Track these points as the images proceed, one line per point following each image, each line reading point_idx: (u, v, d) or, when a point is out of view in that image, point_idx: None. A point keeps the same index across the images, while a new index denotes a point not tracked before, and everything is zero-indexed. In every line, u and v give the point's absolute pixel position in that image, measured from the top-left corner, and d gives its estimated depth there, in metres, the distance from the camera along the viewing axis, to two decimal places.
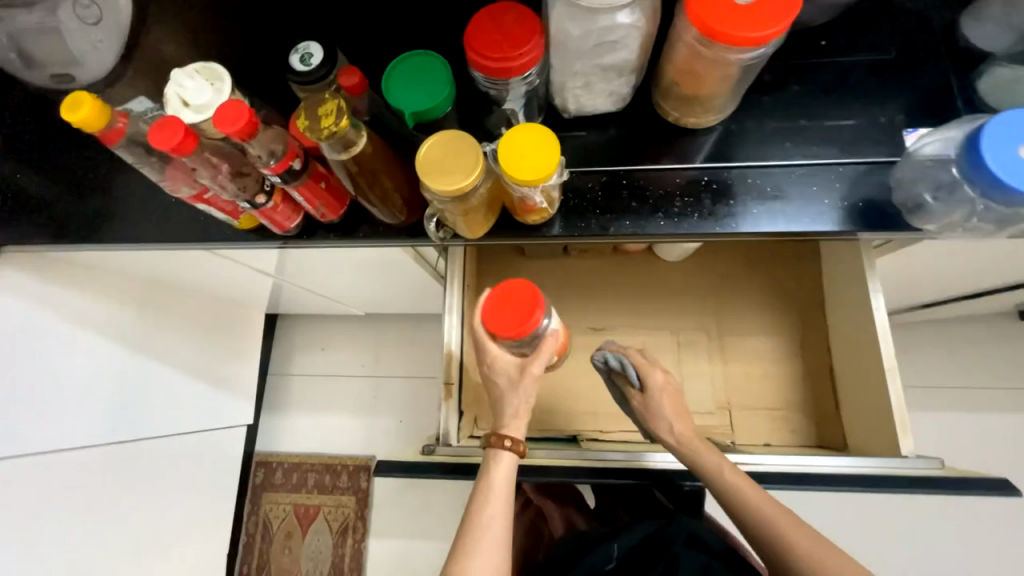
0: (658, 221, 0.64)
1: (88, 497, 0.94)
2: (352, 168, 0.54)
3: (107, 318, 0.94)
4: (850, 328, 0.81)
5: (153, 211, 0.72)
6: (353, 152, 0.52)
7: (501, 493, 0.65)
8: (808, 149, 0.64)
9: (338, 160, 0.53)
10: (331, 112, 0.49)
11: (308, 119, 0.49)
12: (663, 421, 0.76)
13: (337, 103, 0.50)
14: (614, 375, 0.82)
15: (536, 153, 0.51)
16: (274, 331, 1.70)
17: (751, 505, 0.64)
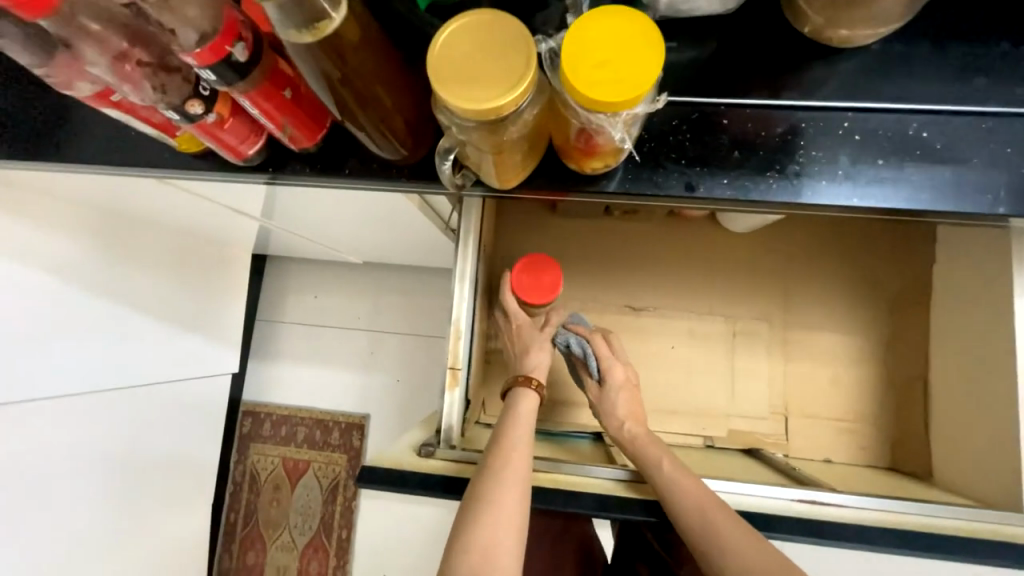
0: (767, 182, 0.45)
1: (41, 455, 0.83)
2: (330, 71, 0.35)
3: (48, 254, 0.78)
4: (966, 335, 0.64)
5: (67, 120, 0.53)
6: (323, 34, 0.32)
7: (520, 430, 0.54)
8: (1006, 91, 0.43)
9: (304, 51, 0.33)
10: None
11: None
12: (615, 416, 0.64)
13: None
14: (570, 361, 0.70)
15: (623, 61, 0.31)
16: (263, 273, 1.54)
17: (712, 528, 0.47)
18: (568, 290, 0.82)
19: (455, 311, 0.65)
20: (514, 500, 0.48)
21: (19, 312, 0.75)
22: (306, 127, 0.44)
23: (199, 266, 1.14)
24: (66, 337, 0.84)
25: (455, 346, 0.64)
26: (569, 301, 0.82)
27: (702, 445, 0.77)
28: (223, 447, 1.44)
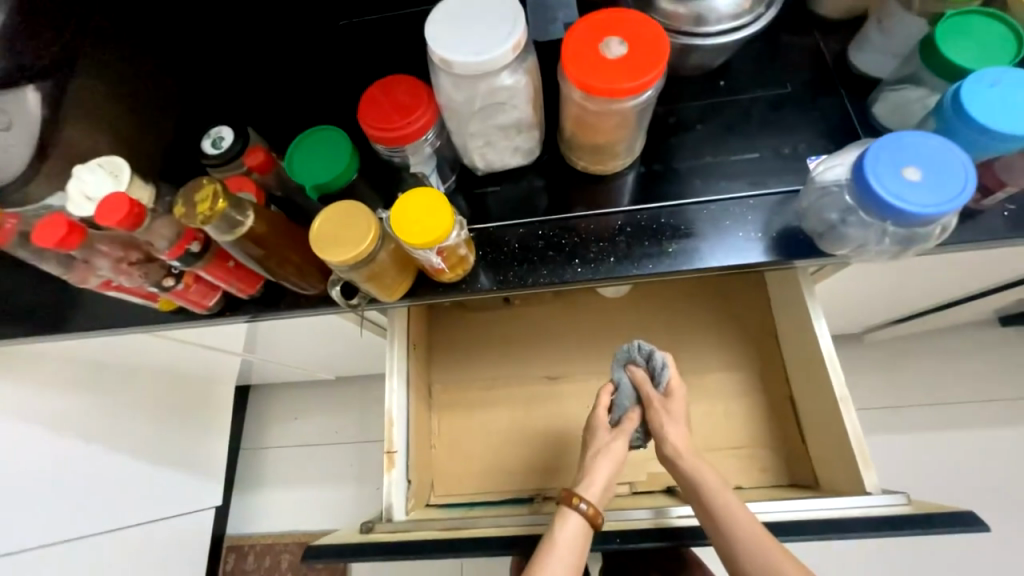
0: (575, 268, 0.63)
1: None
2: (258, 252, 0.54)
3: (55, 410, 0.94)
4: (801, 355, 0.79)
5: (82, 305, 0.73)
6: (240, 233, 0.51)
7: None
8: (716, 185, 0.65)
9: (231, 242, 0.52)
10: (207, 198, 0.48)
11: (184, 204, 0.49)
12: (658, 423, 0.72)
13: (213, 187, 0.49)
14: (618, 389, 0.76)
15: (428, 216, 0.51)
16: (247, 403, 1.65)
17: None
18: (494, 371, 0.97)
19: (387, 402, 0.79)
20: None
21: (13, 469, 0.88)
22: (249, 278, 0.62)
23: (189, 402, 1.27)
24: (42, 494, 0.92)
25: (387, 432, 0.77)
26: (496, 380, 0.96)
27: (628, 492, 0.86)
28: None
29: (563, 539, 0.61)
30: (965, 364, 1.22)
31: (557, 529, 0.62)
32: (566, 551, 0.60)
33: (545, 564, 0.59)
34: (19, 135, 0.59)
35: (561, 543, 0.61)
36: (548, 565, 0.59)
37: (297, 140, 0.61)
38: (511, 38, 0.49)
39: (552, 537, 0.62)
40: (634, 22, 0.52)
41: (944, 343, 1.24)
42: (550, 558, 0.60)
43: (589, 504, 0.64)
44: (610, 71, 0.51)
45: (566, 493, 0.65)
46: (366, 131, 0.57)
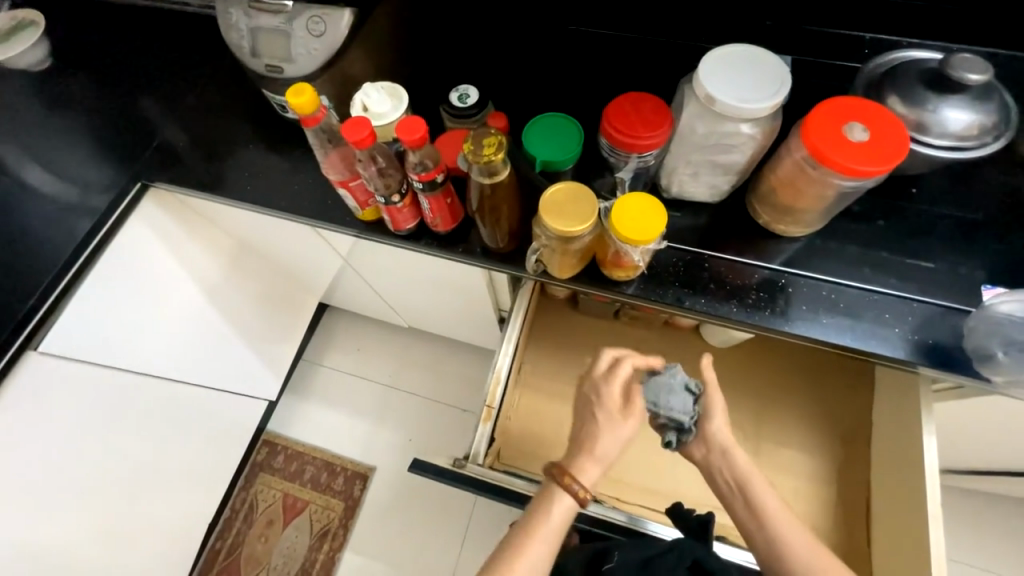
0: (731, 307, 0.69)
1: (117, 420, 1.00)
2: (487, 192, 0.62)
3: (200, 264, 1.08)
4: (893, 464, 0.81)
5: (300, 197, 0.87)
6: (495, 179, 0.60)
7: (530, 555, 0.62)
8: (885, 280, 0.69)
9: (478, 182, 0.61)
10: (494, 145, 0.57)
11: (473, 143, 0.58)
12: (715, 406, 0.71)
13: (498, 139, 0.58)
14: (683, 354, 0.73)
15: (644, 218, 0.58)
16: (320, 320, 1.77)
17: None
18: (583, 371, 1.02)
19: (497, 362, 0.89)
20: None
21: (160, 301, 1.02)
22: (448, 217, 0.71)
23: (285, 300, 1.38)
24: (168, 331, 1.06)
25: (492, 388, 0.86)
26: (583, 380, 1.02)
27: None
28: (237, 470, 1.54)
29: (550, 520, 0.65)
30: None
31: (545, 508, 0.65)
32: (550, 531, 0.64)
33: (525, 542, 0.63)
34: (325, 44, 0.69)
35: (544, 523, 0.64)
36: (527, 542, 0.63)
37: (535, 118, 0.69)
38: (775, 98, 0.56)
39: (534, 520, 0.65)
40: (882, 119, 0.58)
41: None
42: (534, 535, 0.63)
43: (580, 489, 0.65)
44: (845, 150, 0.57)
45: (560, 474, 0.66)
46: (604, 130, 0.64)
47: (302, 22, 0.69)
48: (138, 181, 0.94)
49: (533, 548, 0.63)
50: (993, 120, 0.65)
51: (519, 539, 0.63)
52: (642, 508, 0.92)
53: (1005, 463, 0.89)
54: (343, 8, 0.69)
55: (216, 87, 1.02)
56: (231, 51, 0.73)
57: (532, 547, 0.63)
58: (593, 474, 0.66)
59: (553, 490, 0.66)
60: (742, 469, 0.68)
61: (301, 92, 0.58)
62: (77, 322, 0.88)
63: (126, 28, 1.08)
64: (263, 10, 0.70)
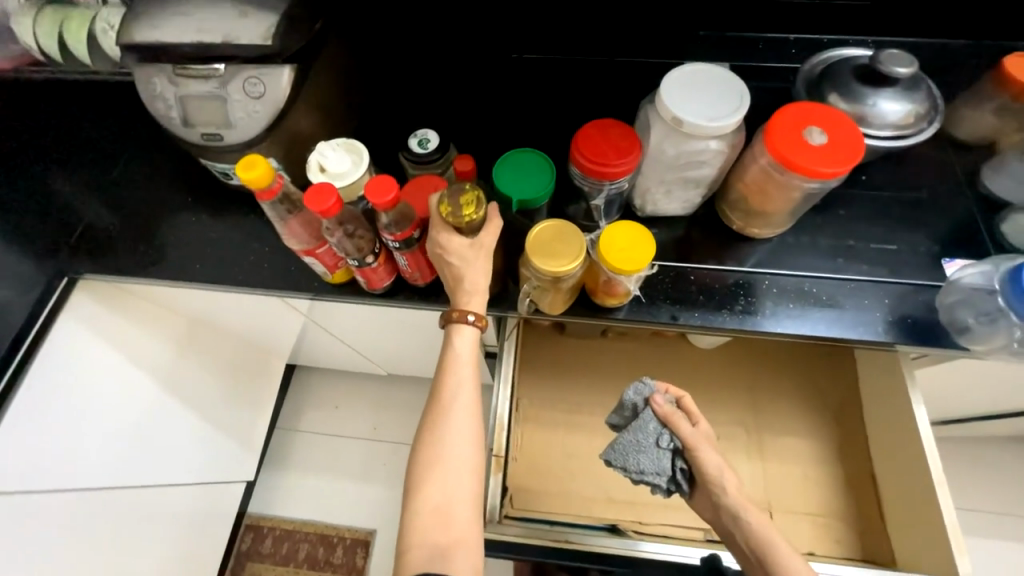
0: (723, 316, 0.70)
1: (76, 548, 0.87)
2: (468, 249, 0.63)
3: (150, 354, 0.97)
4: (889, 437, 0.84)
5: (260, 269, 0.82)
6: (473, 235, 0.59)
7: (456, 387, 0.59)
8: (857, 267, 0.72)
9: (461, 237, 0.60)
10: (472, 202, 0.55)
11: (451, 205, 0.56)
12: (713, 463, 0.66)
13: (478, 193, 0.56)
14: (649, 400, 0.69)
15: (633, 246, 0.57)
16: (289, 383, 1.65)
17: None
18: (581, 396, 1.00)
19: (496, 406, 0.85)
20: (456, 459, 0.57)
21: (108, 403, 0.91)
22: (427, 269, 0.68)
23: (249, 371, 1.27)
24: (120, 435, 0.94)
25: (497, 435, 0.82)
26: (583, 405, 0.99)
27: (702, 538, 0.89)
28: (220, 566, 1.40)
29: (459, 354, 0.60)
30: None
31: (452, 347, 0.60)
32: (465, 362, 0.60)
33: (445, 389, 0.59)
34: (267, 105, 0.64)
35: (456, 356, 0.60)
36: (450, 375, 0.59)
37: (502, 156, 0.68)
38: (738, 113, 0.57)
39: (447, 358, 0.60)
40: (836, 121, 0.60)
41: None
42: (455, 369, 0.59)
43: (478, 316, 0.60)
44: (803, 150, 0.59)
45: (452, 311, 0.59)
46: (575, 160, 0.64)
47: (237, 85, 0.64)
48: (64, 276, 0.83)
49: (457, 385, 0.59)
50: (924, 107, 0.69)
51: (440, 382, 0.59)
52: (663, 526, 0.91)
53: (978, 412, 0.95)
54: (282, 66, 0.64)
55: (141, 159, 0.93)
56: (159, 124, 0.66)
57: (457, 385, 0.59)
58: (484, 295, 0.61)
59: (451, 328, 0.60)
60: (756, 529, 0.62)
61: (253, 165, 0.53)
62: (16, 449, 0.76)
63: (23, 105, 0.96)
64: (190, 76, 0.64)
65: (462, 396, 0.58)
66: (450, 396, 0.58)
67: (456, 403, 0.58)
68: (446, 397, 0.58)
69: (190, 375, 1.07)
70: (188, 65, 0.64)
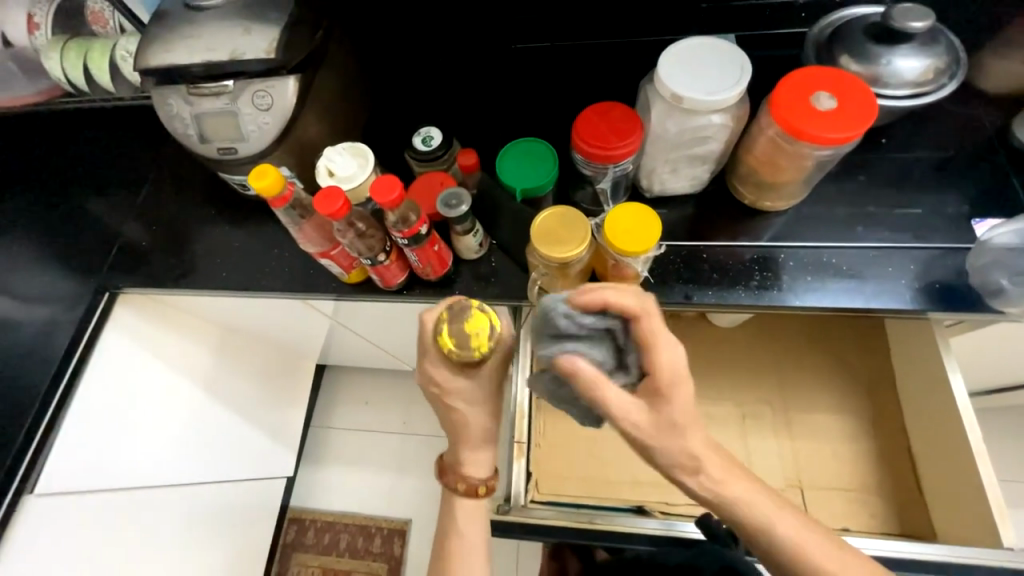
0: (738, 293, 0.69)
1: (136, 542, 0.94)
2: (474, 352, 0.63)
3: (190, 359, 1.03)
4: (924, 407, 0.81)
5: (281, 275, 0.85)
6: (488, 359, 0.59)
7: (464, 548, 0.65)
8: (878, 234, 0.69)
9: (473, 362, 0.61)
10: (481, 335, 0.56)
11: (457, 339, 0.56)
12: (653, 432, 0.49)
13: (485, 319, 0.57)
14: (567, 359, 0.47)
15: (638, 228, 0.57)
16: (320, 382, 1.72)
17: None
18: None
19: (516, 395, 0.86)
20: None
21: (155, 408, 0.97)
22: (438, 263, 0.69)
23: (282, 372, 1.33)
24: (168, 436, 1.00)
25: (518, 424, 0.84)
26: None
27: None
28: (268, 556, 1.48)
29: (464, 519, 0.66)
30: None
31: (458, 508, 0.66)
32: (472, 525, 0.66)
33: (456, 547, 0.65)
34: (275, 116, 0.67)
35: (462, 525, 0.66)
36: (459, 538, 0.65)
37: (505, 147, 0.68)
38: (739, 85, 0.56)
39: (452, 527, 0.66)
40: (845, 83, 0.58)
41: None
42: (462, 535, 0.65)
43: (481, 485, 0.66)
44: (810, 117, 0.57)
45: (456, 482, 0.66)
46: (576, 146, 0.64)
47: (246, 99, 0.66)
48: (105, 291, 0.89)
49: (464, 544, 0.65)
50: (945, 61, 0.66)
51: (447, 545, 0.65)
52: (690, 506, 0.90)
53: (1022, 380, 0.91)
54: (287, 76, 0.66)
55: (167, 177, 0.99)
56: (178, 142, 0.70)
57: (463, 543, 0.65)
58: (483, 455, 0.67)
59: (454, 498, 0.67)
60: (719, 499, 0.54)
61: (265, 174, 0.55)
62: (75, 453, 0.83)
63: (58, 134, 1.03)
64: (203, 93, 0.67)
65: (472, 557, 0.65)
66: (459, 555, 0.64)
67: (465, 565, 0.64)
68: (456, 553, 0.64)
69: (227, 379, 1.14)
70: (200, 83, 0.67)
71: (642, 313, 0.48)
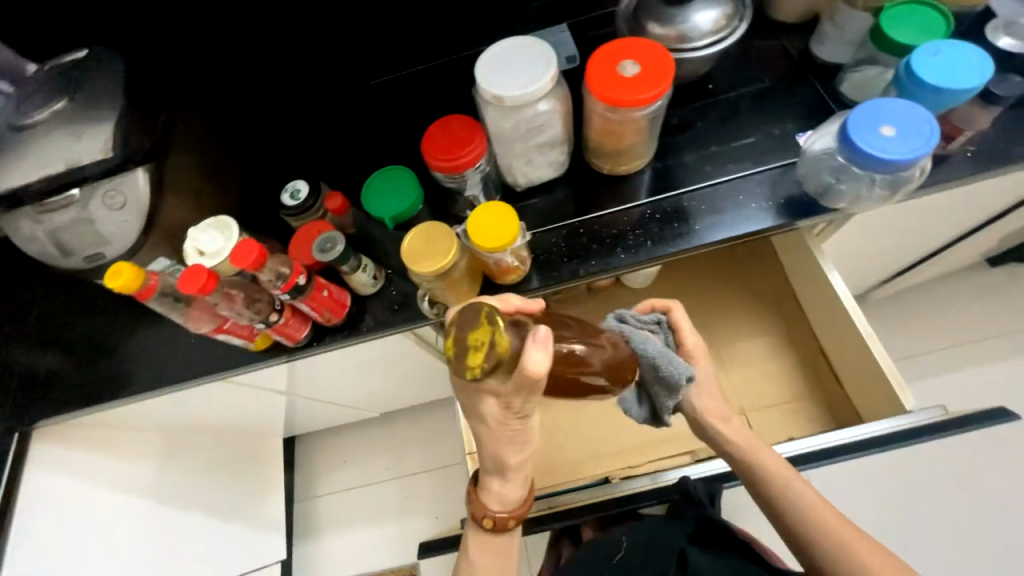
0: (618, 256, 0.73)
1: None
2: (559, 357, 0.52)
3: (133, 473, 0.99)
4: (821, 309, 0.88)
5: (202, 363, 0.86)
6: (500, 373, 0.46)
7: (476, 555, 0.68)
8: (724, 169, 0.76)
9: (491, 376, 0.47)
10: (479, 350, 0.44)
11: (455, 344, 0.45)
12: (697, 396, 0.70)
13: (488, 332, 0.44)
14: (648, 322, 0.69)
15: (496, 224, 0.61)
16: (294, 455, 1.67)
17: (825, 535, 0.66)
18: None
19: (460, 408, 0.86)
20: None
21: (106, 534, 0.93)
22: (336, 306, 0.71)
23: (243, 457, 1.29)
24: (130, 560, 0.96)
25: (466, 435, 0.84)
26: None
27: (690, 460, 0.93)
28: None
29: (484, 536, 0.68)
30: (990, 300, 1.26)
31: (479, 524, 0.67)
32: (491, 542, 0.68)
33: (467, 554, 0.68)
34: (130, 210, 0.67)
35: (482, 540, 0.68)
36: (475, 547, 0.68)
37: (367, 181, 0.71)
38: (548, 72, 0.61)
39: (472, 550, 0.68)
40: (641, 47, 0.64)
41: (966, 285, 1.28)
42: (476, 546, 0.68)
43: (500, 509, 0.66)
44: (620, 85, 0.63)
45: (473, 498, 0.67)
46: (428, 164, 0.67)
47: (97, 202, 0.66)
48: (17, 432, 0.86)
49: (476, 553, 0.68)
50: (731, 7, 0.74)
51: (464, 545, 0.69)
52: (651, 462, 0.94)
53: (903, 260, 0.99)
54: (134, 169, 0.67)
55: (57, 298, 0.96)
56: (41, 261, 0.69)
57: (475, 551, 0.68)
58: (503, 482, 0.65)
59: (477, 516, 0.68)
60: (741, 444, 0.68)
61: (121, 271, 0.55)
62: None
63: None
64: (51, 208, 0.66)
65: (483, 561, 0.68)
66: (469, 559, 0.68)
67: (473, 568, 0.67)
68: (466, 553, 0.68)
69: (183, 481, 1.09)
70: (46, 199, 0.66)
71: (673, 307, 0.71)
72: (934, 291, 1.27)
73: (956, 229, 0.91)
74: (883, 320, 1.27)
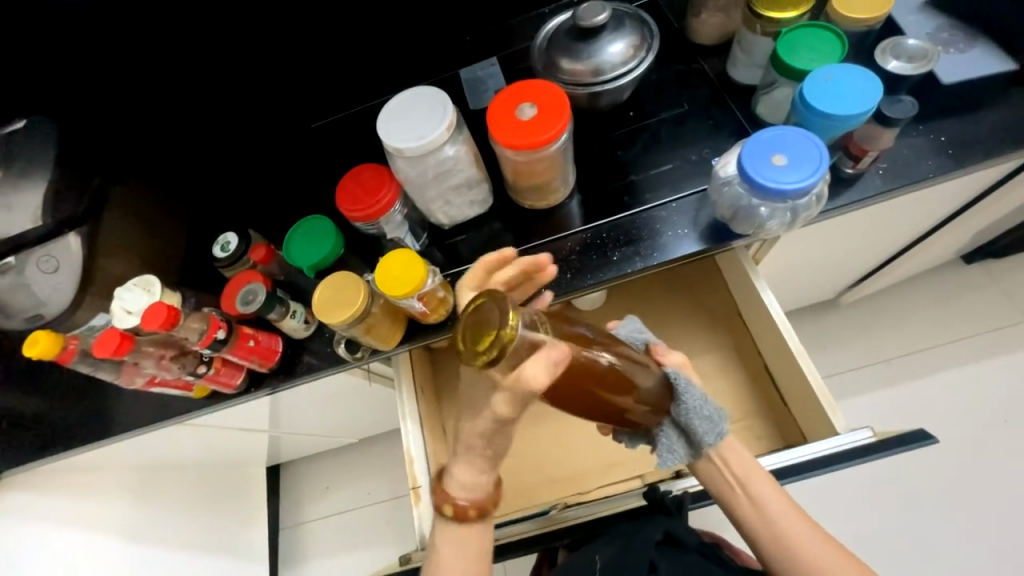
0: (539, 290, 0.74)
1: None
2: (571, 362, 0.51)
3: None
4: (760, 327, 0.88)
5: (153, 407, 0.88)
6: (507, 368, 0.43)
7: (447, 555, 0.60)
8: (644, 198, 0.76)
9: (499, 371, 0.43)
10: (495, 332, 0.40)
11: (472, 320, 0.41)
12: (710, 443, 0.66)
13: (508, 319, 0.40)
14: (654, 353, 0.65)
15: (401, 272, 0.63)
16: (280, 483, 1.70)
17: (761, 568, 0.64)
18: None
19: (404, 442, 0.86)
20: None
21: None
22: (266, 354, 0.73)
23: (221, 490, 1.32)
24: None
25: (409, 469, 0.83)
26: None
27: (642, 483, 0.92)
28: None
29: (453, 529, 0.60)
30: (963, 299, 1.22)
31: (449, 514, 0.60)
32: (462, 535, 0.60)
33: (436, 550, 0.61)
34: (63, 273, 0.70)
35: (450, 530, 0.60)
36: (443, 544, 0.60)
37: (291, 231, 0.73)
38: (445, 119, 0.63)
39: (440, 545, 0.61)
40: (537, 89, 0.66)
41: (940, 284, 1.25)
42: (444, 540, 0.60)
43: (468, 497, 0.58)
44: (518, 127, 0.65)
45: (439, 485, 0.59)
46: (344, 213, 0.69)
47: (32, 267, 0.70)
48: None
49: (445, 547, 0.60)
50: (638, 39, 0.75)
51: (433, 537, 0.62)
52: (604, 486, 0.94)
53: (854, 268, 0.98)
54: (64, 235, 0.69)
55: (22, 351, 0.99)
56: None
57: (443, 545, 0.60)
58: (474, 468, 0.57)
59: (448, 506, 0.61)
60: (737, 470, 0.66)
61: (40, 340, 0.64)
62: None
63: None
64: None
65: (457, 558, 0.60)
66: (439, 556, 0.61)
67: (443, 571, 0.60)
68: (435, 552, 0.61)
69: None
70: None
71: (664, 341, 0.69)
72: (905, 292, 1.25)
73: (902, 236, 0.90)
74: (853, 325, 1.24)
